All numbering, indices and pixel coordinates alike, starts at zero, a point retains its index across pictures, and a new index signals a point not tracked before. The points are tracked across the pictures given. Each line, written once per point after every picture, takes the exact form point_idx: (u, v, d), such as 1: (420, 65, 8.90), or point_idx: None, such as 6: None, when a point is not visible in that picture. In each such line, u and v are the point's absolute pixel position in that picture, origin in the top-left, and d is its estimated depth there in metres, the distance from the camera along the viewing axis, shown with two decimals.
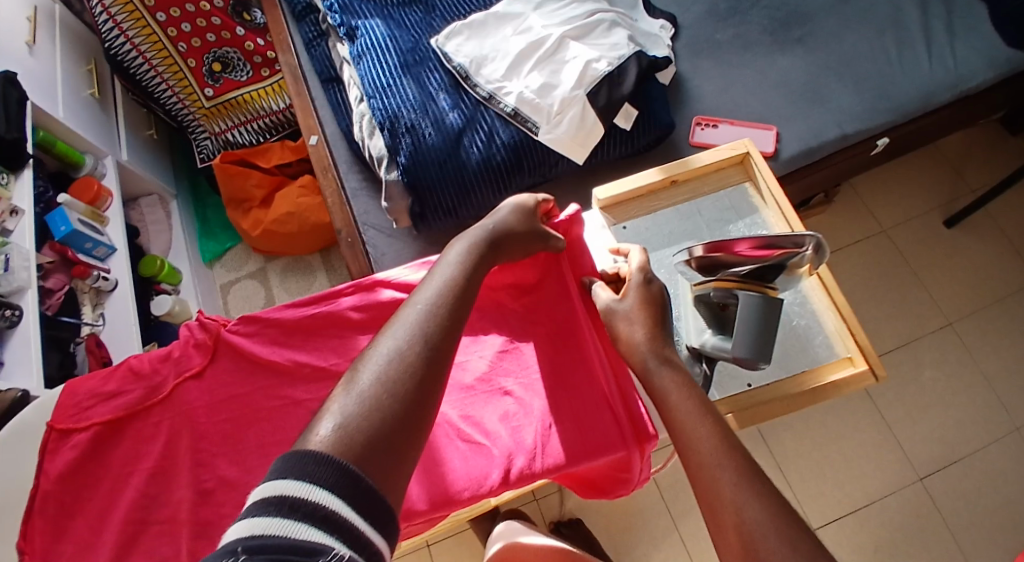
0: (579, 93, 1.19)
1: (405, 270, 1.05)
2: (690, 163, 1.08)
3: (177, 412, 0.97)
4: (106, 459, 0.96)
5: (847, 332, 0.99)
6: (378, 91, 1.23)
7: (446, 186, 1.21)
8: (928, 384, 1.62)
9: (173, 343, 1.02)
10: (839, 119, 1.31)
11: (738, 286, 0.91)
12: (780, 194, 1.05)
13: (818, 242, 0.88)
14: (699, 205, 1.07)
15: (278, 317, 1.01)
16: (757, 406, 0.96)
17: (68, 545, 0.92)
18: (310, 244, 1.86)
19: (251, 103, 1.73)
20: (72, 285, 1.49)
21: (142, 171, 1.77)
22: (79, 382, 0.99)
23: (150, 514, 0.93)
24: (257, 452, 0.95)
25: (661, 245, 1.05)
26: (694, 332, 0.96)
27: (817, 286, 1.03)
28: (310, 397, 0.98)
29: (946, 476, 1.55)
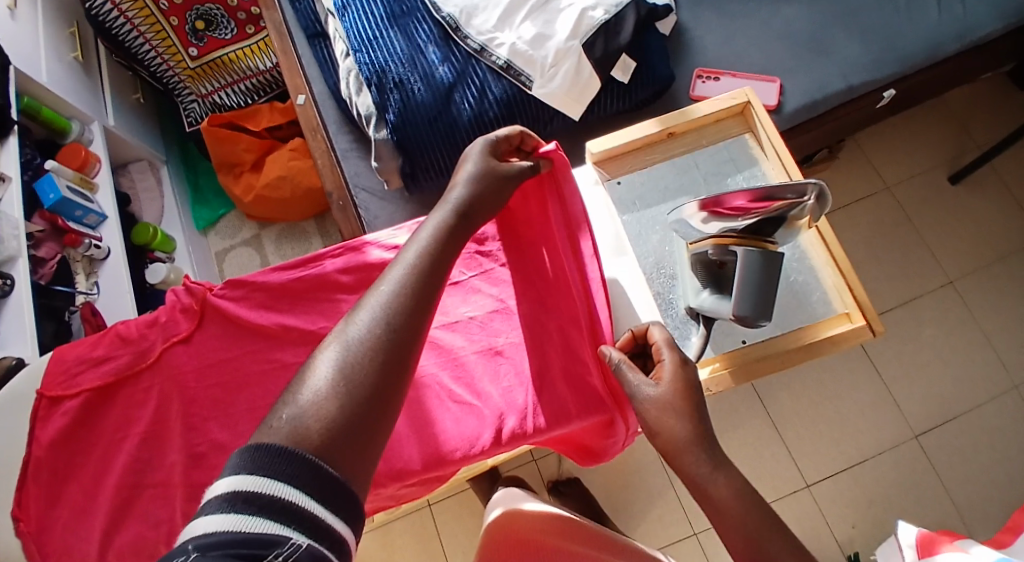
0: (574, 44, 1.14)
1: (395, 232, 1.01)
2: (688, 113, 1.03)
3: (165, 377, 0.95)
4: (97, 425, 0.94)
5: (845, 287, 0.95)
6: (364, 45, 1.18)
7: (436, 144, 1.18)
8: (928, 341, 1.59)
9: (160, 307, 0.99)
10: (843, 70, 1.27)
11: (735, 243, 0.87)
12: (781, 145, 1.00)
13: (820, 190, 0.84)
14: (696, 158, 1.03)
15: (265, 280, 0.98)
16: (754, 363, 0.93)
17: (63, 511, 0.91)
18: (302, 210, 1.82)
19: (236, 63, 1.68)
20: (65, 254, 1.46)
21: (129, 136, 1.72)
22: (67, 349, 0.96)
23: (143, 478, 0.92)
24: (247, 417, 0.93)
25: (655, 201, 1.01)
26: (691, 291, 0.93)
27: (814, 239, 0.98)
28: (298, 360, 0.95)
29: (947, 434, 1.53)
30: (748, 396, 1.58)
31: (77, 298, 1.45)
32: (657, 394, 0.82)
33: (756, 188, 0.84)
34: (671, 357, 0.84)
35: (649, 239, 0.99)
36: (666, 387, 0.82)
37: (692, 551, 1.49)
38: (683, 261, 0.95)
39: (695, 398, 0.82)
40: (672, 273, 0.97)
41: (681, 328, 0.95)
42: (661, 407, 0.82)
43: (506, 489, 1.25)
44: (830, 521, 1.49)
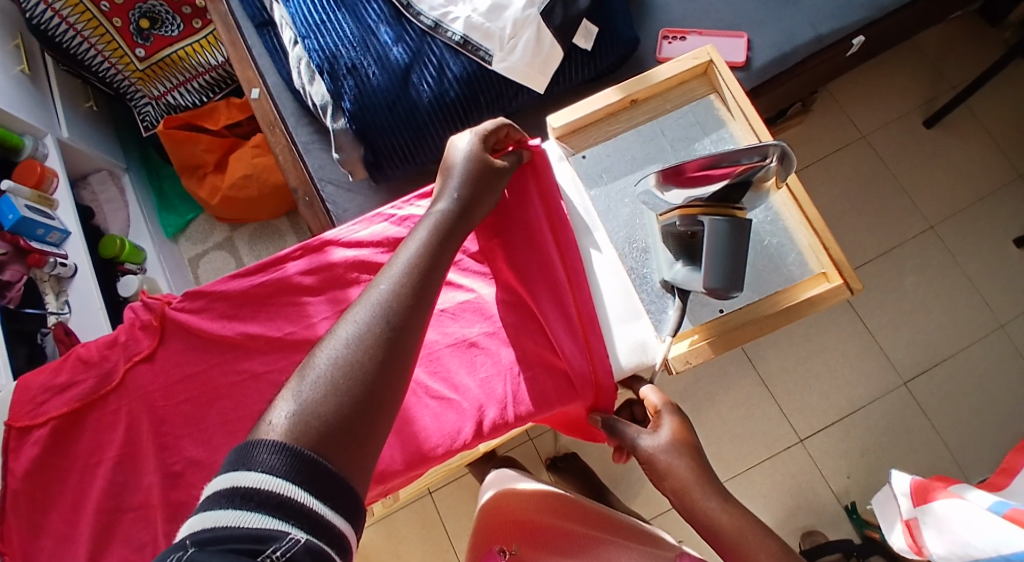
0: (532, 13, 1.09)
1: (354, 227, 0.96)
2: (650, 78, 0.98)
3: (133, 397, 0.90)
4: (70, 451, 0.90)
5: (820, 246, 0.92)
6: (313, 30, 1.13)
7: (397, 130, 1.13)
8: (911, 288, 1.58)
9: (120, 327, 0.94)
10: (812, 19, 1.22)
11: (703, 212, 0.84)
12: (748, 104, 0.96)
13: (784, 151, 0.81)
14: (662, 124, 0.98)
15: (225, 289, 0.93)
16: (732, 332, 0.90)
17: (46, 542, 0.88)
18: (269, 209, 1.76)
19: (186, 60, 1.61)
20: (30, 274, 1.41)
21: (86, 147, 1.65)
22: (31, 376, 0.92)
23: (122, 501, 0.88)
24: (222, 430, 0.89)
25: (625, 172, 0.96)
26: (665, 264, 0.89)
27: (787, 199, 0.94)
28: (268, 369, 0.91)
29: (937, 379, 1.52)
30: (738, 359, 1.56)
31: (48, 319, 1.41)
32: (653, 435, 0.83)
33: (706, 157, 0.82)
34: (662, 402, 0.86)
35: (620, 212, 0.95)
36: (662, 428, 0.83)
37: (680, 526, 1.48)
38: (655, 233, 0.91)
39: (689, 434, 0.84)
40: (645, 247, 0.93)
41: (657, 302, 0.91)
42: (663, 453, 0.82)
43: (498, 469, 1.23)
44: (827, 475, 1.49)
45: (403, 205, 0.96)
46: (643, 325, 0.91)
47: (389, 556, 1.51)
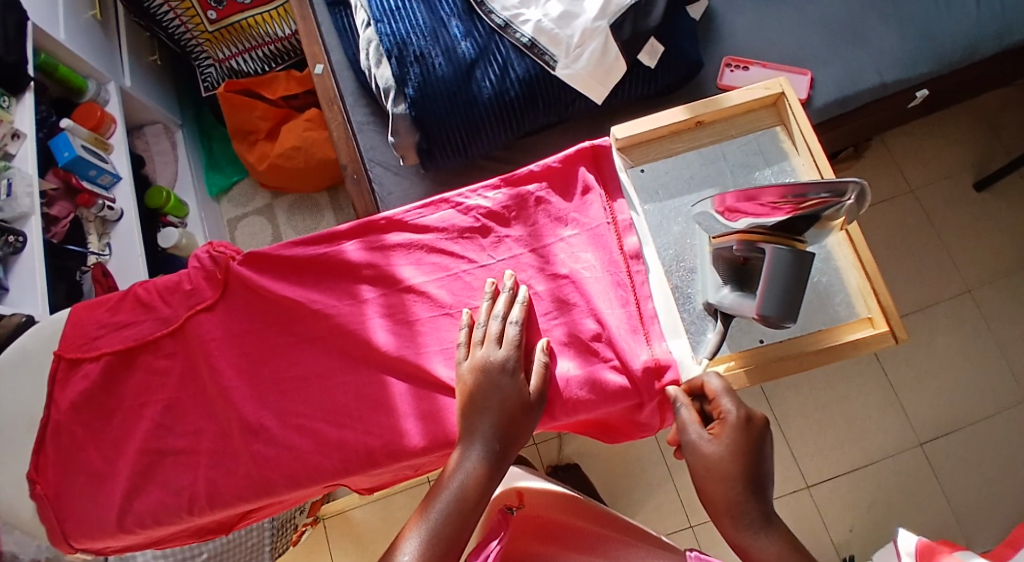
0: (602, 24, 1.10)
1: (417, 212, 0.97)
2: (720, 101, 0.98)
3: (191, 344, 0.93)
4: (115, 389, 0.93)
5: (870, 291, 0.91)
6: (386, 15, 1.16)
7: (455, 122, 1.15)
8: (940, 348, 1.56)
9: (183, 273, 0.97)
10: (878, 65, 1.22)
11: (764, 239, 0.84)
12: (814, 139, 0.95)
13: (861, 189, 0.80)
14: (725, 149, 0.98)
15: (283, 254, 0.95)
16: (771, 363, 0.90)
17: (81, 473, 0.91)
18: (314, 181, 1.79)
19: (254, 29, 1.65)
20: (77, 213, 1.46)
21: (146, 99, 1.70)
22: (87, 312, 0.96)
23: (164, 444, 0.91)
24: (271, 387, 0.91)
25: (679, 191, 0.97)
26: (711, 286, 0.90)
27: (843, 241, 0.94)
28: (320, 335, 0.93)
29: (951, 442, 1.51)
30: (754, 394, 1.56)
31: (89, 258, 1.45)
32: (709, 452, 0.81)
33: (788, 183, 0.82)
34: (733, 415, 0.81)
35: (671, 230, 0.96)
36: (721, 447, 0.81)
37: (687, 542, 1.48)
38: (704, 256, 0.92)
39: (750, 460, 0.81)
40: (692, 266, 0.94)
41: (697, 324, 0.92)
42: (713, 467, 0.81)
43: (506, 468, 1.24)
44: (828, 525, 1.48)
45: (471, 194, 0.98)
46: (682, 343, 0.90)
47: (384, 537, 1.53)
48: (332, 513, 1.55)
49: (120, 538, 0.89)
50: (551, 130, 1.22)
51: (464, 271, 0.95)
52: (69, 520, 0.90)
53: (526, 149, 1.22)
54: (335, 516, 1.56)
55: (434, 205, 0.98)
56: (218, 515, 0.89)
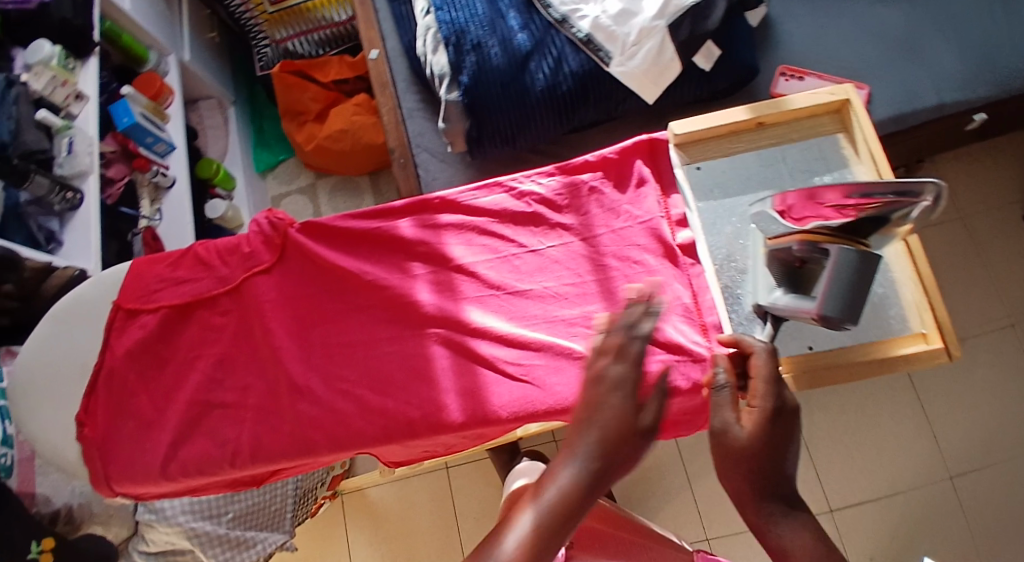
0: (660, 24, 1.11)
1: (470, 194, 1.00)
2: (782, 105, 0.98)
3: (245, 305, 0.98)
4: (170, 341, 0.98)
5: (926, 306, 0.91)
6: (447, 4, 1.20)
7: (506, 111, 1.16)
8: (977, 381, 1.54)
9: (242, 237, 1.02)
10: (937, 84, 1.21)
11: (827, 241, 0.82)
12: (877, 147, 0.95)
13: (939, 191, 0.76)
14: (784, 152, 0.98)
15: (341, 227, 1.00)
16: (819, 371, 0.90)
17: (131, 419, 0.95)
18: (359, 165, 1.82)
19: (312, 12, 1.70)
20: (133, 177, 1.51)
21: (203, 73, 1.75)
22: (148, 267, 1.01)
23: (213, 398, 0.95)
24: (320, 351, 0.95)
25: (738, 192, 0.97)
26: (763, 288, 0.90)
27: (901, 252, 0.94)
28: (370, 304, 0.97)
29: (980, 476, 1.49)
30: None
31: (140, 222, 1.50)
32: (736, 438, 0.75)
33: (851, 183, 0.80)
34: (764, 402, 0.75)
35: (723, 229, 0.96)
36: (749, 434, 0.74)
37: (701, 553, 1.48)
38: (758, 255, 0.91)
39: (775, 456, 0.74)
40: (744, 266, 0.94)
41: (746, 325, 0.92)
42: (739, 456, 0.74)
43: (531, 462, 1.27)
44: (847, 549, 1.47)
45: (524, 180, 1.01)
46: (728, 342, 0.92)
47: (400, 519, 1.56)
48: (350, 490, 1.57)
49: (163, 485, 0.93)
50: (600, 127, 1.23)
51: (513, 254, 0.98)
52: (113, 464, 0.94)
53: (574, 144, 1.23)
54: (352, 493, 1.58)
55: (486, 189, 1.01)
56: (258, 470, 0.92)
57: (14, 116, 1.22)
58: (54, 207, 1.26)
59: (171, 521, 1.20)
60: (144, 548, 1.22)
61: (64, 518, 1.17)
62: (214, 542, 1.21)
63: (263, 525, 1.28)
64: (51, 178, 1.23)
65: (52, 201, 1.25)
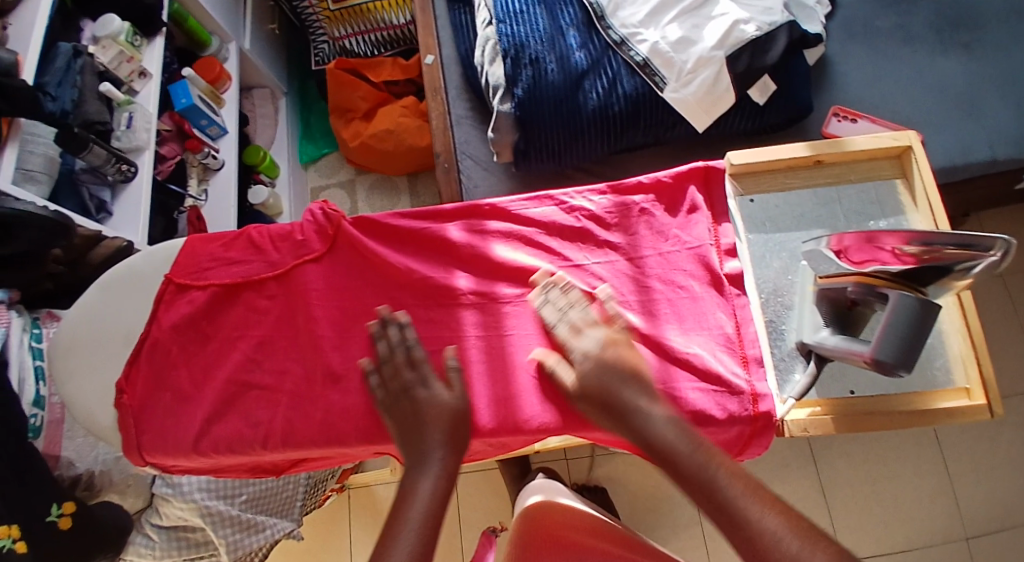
0: (718, 54, 1.12)
1: (521, 204, 1.02)
2: (844, 145, 0.99)
3: (292, 290, 1.00)
4: (213, 318, 1.00)
5: (973, 361, 0.90)
6: (509, 17, 1.21)
7: (555, 126, 1.17)
8: (1003, 444, 1.51)
9: (296, 225, 1.05)
10: (991, 140, 1.20)
11: (886, 286, 0.84)
12: (935, 196, 0.96)
13: (1008, 247, 0.77)
14: (840, 192, 1.00)
15: (391, 225, 1.02)
16: (859, 416, 0.90)
17: (169, 391, 0.98)
18: (402, 165, 1.84)
19: (372, 13, 1.72)
20: (184, 156, 1.55)
21: (260, 63, 1.79)
22: (202, 245, 1.04)
23: (251, 379, 0.97)
24: (360, 343, 0.97)
25: (789, 227, 0.99)
26: (809, 327, 0.91)
27: (953, 305, 0.93)
28: (414, 301, 0.98)
29: (998, 540, 1.46)
30: (799, 451, 1.54)
31: (187, 201, 1.54)
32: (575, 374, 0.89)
33: (913, 231, 0.81)
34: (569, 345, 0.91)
35: (772, 264, 0.98)
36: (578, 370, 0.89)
37: None
38: (805, 294, 0.93)
39: (625, 407, 0.86)
40: (788, 302, 0.96)
41: (786, 361, 0.93)
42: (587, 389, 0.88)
43: (546, 481, 1.27)
44: None
45: (575, 195, 1.02)
46: (769, 376, 0.93)
47: None
48: (357, 485, 1.59)
49: (193, 459, 0.95)
50: (648, 150, 1.24)
51: (559, 267, 0.99)
52: (147, 433, 0.96)
53: (620, 165, 1.24)
54: (359, 489, 1.59)
55: (537, 201, 1.02)
56: (288, 454, 0.94)
57: (79, 86, 1.27)
58: (108, 177, 1.30)
59: (187, 497, 1.20)
60: (156, 521, 1.23)
61: (85, 484, 1.21)
62: (225, 523, 1.23)
63: (274, 511, 1.31)
64: (109, 149, 1.26)
65: (107, 172, 1.28)
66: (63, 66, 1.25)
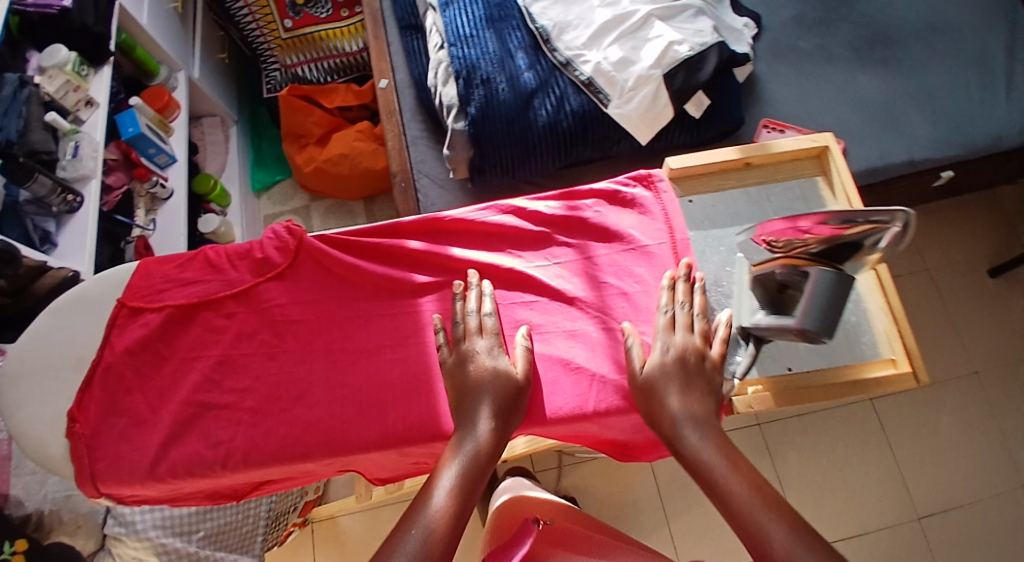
0: (656, 73, 1.19)
1: (476, 213, 1.07)
2: (769, 148, 1.09)
3: (251, 307, 1.03)
4: (169, 342, 1.02)
5: (895, 334, 0.98)
6: (460, 41, 1.27)
7: (509, 144, 1.23)
8: (943, 429, 1.61)
9: (255, 242, 1.07)
10: (908, 144, 1.30)
11: (807, 265, 0.92)
12: (852, 189, 1.06)
13: (908, 219, 0.87)
14: (769, 191, 1.09)
15: (348, 240, 1.05)
16: (797, 389, 0.97)
17: (123, 417, 0.98)
18: (358, 189, 1.87)
19: (325, 41, 1.77)
20: (131, 185, 1.55)
21: (209, 92, 1.81)
22: (156, 266, 1.05)
23: (208, 400, 0.98)
24: (324, 355, 1.00)
25: (725, 223, 1.07)
26: (746, 310, 0.97)
27: (873, 283, 1.02)
28: (378, 311, 1.02)
29: (946, 521, 1.54)
30: (760, 455, 1.59)
31: (134, 231, 1.54)
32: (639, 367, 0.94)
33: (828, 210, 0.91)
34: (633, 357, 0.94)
35: (711, 258, 1.04)
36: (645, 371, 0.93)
37: None
38: (742, 281, 0.99)
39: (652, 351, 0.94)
40: (727, 292, 1.02)
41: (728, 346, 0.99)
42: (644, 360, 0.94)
43: (515, 479, 1.30)
44: None
45: (527, 202, 1.08)
46: None
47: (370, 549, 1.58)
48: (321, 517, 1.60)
49: (149, 485, 0.96)
50: (593, 165, 1.30)
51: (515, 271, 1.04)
52: (100, 462, 0.97)
53: (567, 180, 1.30)
54: (322, 520, 1.60)
55: (490, 209, 1.08)
56: (250, 473, 0.96)
57: (25, 116, 1.27)
58: (53, 208, 1.30)
59: (141, 534, 1.21)
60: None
61: (35, 524, 1.19)
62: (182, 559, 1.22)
63: (233, 547, 1.30)
64: (54, 179, 1.27)
65: (52, 202, 1.29)
66: (8, 95, 1.25)
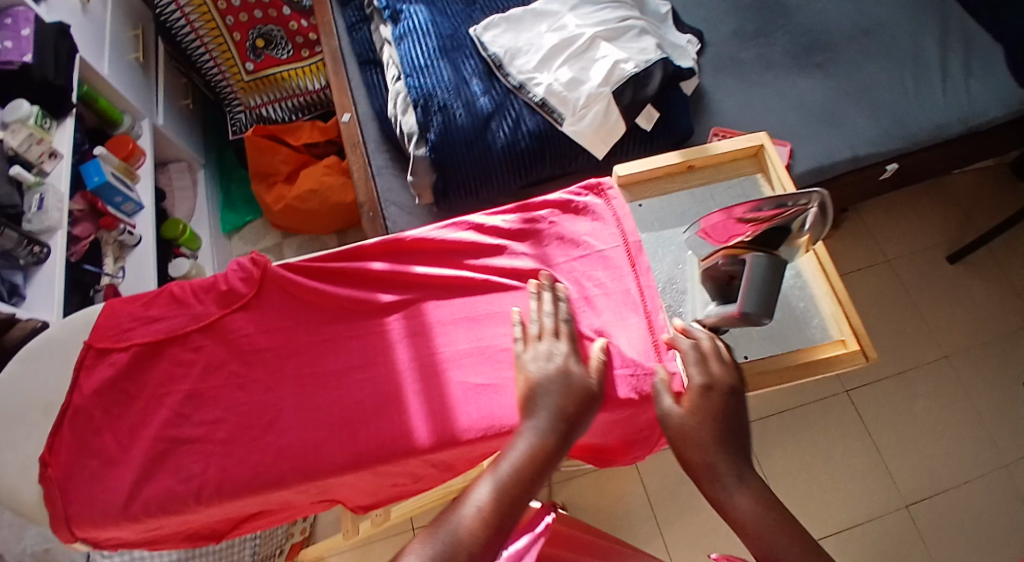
0: (605, 90, 1.25)
1: (436, 232, 1.11)
2: (708, 150, 1.15)
3: (220, 339, 1.05)
4: (138, 380, 1.03)
5: (842, 315, 1.03)
6: (415, 71, 1.31)
7: (470, 166, 1.27)
8: (919, 414, 1.66)
9: (219, 276, 1.09)
10: (852, 142, 1.37)
11: (746, 253, 0.98)
12: (789, 181, 1.12)
13: (821, 199, 0.94)
14: (713, 191, 1.14)
15: (312, 266, 1.08)
16: (752, 376, 1.01)
17: (94, 458, 0.99)
18: (331, 222, 1.90)
19: (288, 81, 1.81)
20: (98, 235, 1.57)
21: (174, 137, 1.84)
22: (122, 307, 1.08)
23: (178, 434, 1.00)
24: (294, 381, 1.02)
25: (673, 224, 1.12)
26: (699, 304, 1.04)
27: (815, 269, 1.07)
28: (348, 334, 1.05)
29: (933, 504, 1.58)
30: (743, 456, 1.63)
31: (103, 279, 1.55)
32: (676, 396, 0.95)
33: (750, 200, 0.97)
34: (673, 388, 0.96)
35: (664, 258, 1.09)
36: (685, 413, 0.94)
37: None
38: (694, 277, 1.05)
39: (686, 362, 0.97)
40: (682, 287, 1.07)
41: None
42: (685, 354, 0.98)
43: None
44: None
45: (486, 217, 1.12)
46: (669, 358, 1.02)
47: None
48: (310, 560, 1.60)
49: (124, 524, 0.97)
50: (551, 183, 1.35)
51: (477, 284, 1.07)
52: (73, 505, 0.98)
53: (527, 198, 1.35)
54: None
55: (450, 227, 1.11)
56: (225, 503, 0.97)
57: None
58: (20, 261, 1.31)
59: None
60: None
61: None
62: None
63: None
64: (20, 232, 1.28)
65: (19, 255, 1.30)
66: None
